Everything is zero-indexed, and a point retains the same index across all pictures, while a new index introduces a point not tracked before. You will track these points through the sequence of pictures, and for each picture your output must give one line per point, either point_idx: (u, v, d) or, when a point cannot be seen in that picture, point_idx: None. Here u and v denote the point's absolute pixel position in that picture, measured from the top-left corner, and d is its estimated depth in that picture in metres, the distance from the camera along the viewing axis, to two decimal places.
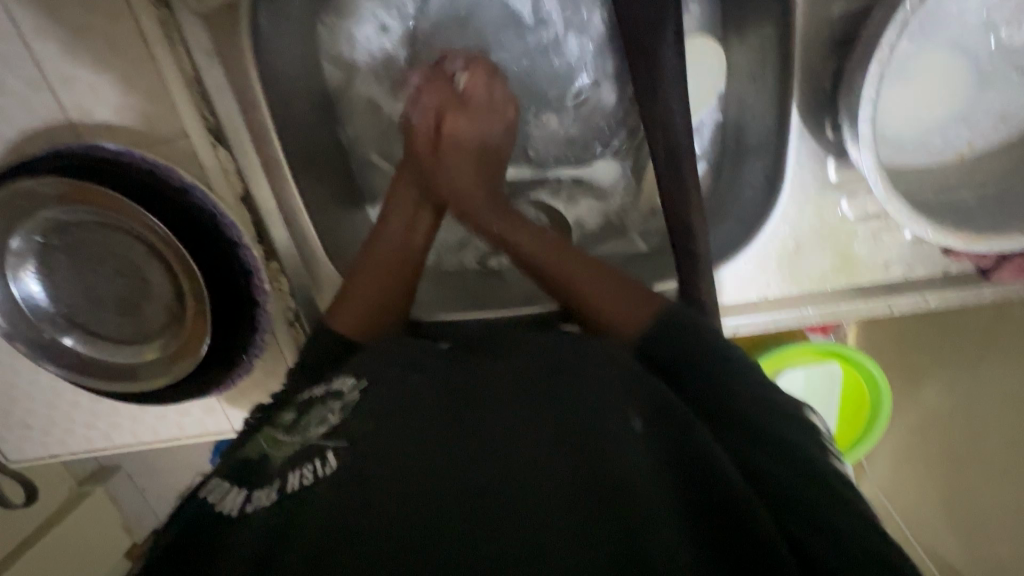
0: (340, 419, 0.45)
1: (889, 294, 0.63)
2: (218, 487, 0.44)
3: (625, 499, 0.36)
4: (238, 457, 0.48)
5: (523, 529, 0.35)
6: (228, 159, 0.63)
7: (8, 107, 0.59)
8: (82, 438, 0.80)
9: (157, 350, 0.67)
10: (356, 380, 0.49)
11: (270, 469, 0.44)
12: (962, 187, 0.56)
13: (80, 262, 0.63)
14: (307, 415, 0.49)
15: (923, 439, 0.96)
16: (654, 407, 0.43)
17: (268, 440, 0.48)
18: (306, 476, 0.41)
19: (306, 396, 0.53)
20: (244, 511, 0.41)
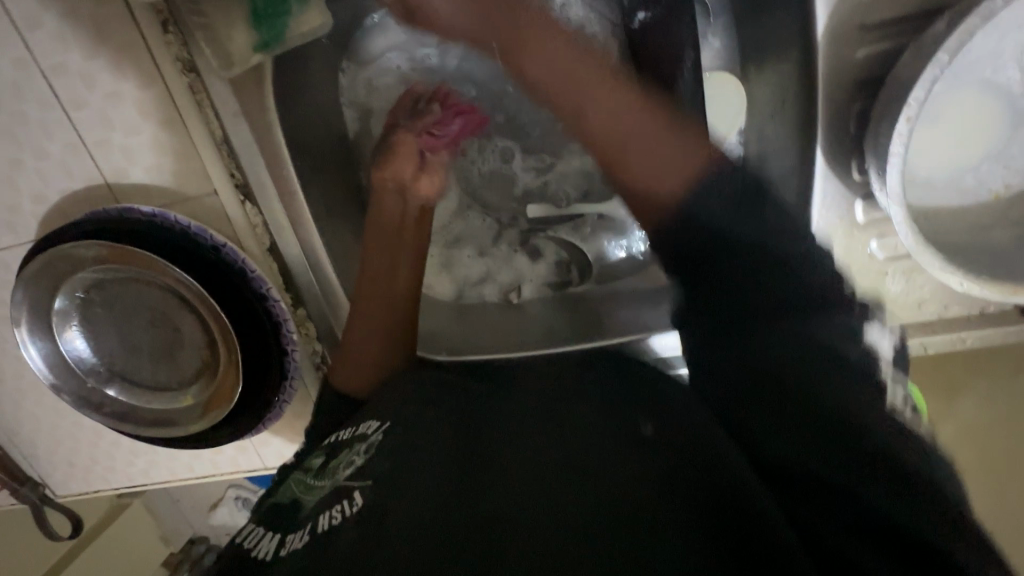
0: (366, 460, 0.46)
1: (924, 333, 0.61)
2: (252, 535, 0.44)
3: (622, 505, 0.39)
4: (268, 503, 0.48)
5: (533, 524, 0.37)
6: (256, 214, 0.64)
7: (50, 172, 0.62)
8: (123, 473, 0.84)
9: (191, 397, 0.69)
10: (381, 423, 0.50)
11: (302, 513, 0.44)
12: (998, 227, 0.54)
13: (118, 315, 0.66)
14: (334, 460, 0.49)
15: None
16: (670, 424, 0.48)
17: (297, 484, 0.48)
18: (335, 517, 0.41)
19: (333, 439, 0.53)
20: (277, 555, 0.40)
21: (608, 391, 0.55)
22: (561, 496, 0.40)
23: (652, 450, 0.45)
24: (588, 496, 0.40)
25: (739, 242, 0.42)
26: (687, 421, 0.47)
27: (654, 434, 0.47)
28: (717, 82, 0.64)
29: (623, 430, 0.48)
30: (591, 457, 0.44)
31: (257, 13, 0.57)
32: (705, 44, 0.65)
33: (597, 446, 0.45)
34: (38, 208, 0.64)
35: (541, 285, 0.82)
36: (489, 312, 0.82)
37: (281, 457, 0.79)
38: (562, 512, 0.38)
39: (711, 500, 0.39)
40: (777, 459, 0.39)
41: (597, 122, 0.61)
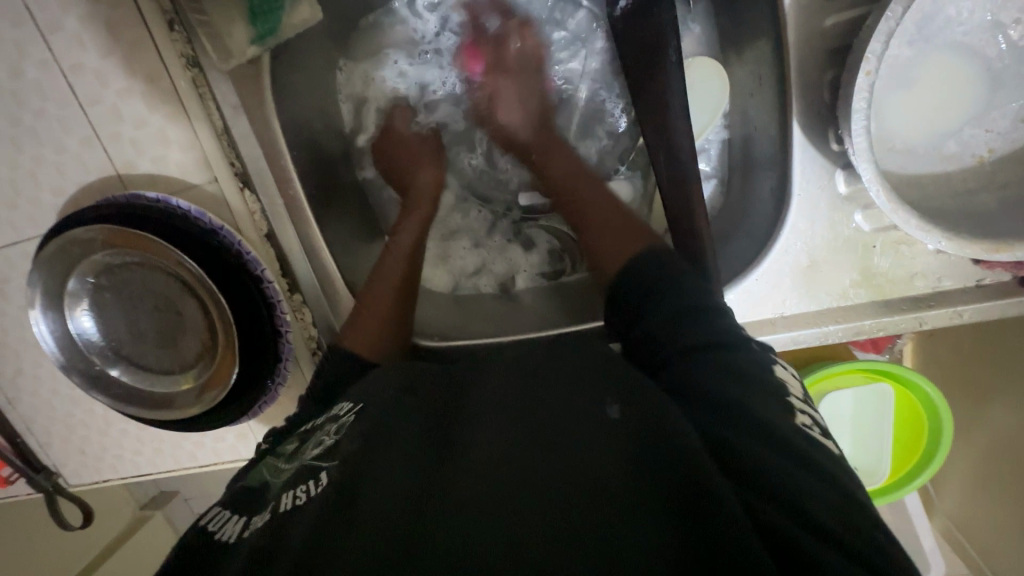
0: (333, 440, 0.48)
1: (918, 309, 0.59)
2: (217, 516, 0.45)
3: (585, 486, 0.37)
4: (238, 487, 0.49)
5: (489, 524, 0.36)
6: (255, 201, 0.67)
7: (67, 165, 0.67)
8: (131, 463, 0.86)
9: (191, 380, 0.71)
10: (351, 404, 0.52)
11: (269, 494, 0.46)
12: (984, 193, 0.53)
13: (125, 300, 0.69)
14: (304, 443, 0.51)
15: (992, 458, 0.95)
16: (636, 401, 0.44)
17: (269, 468, 0.50)
18: (299, 496, 0.43)
19: (305, 427, 0.55)
20: (239, 536, 0.41)
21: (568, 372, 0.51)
22: (510, 498, 0.37)
23: (614, 435, 0.41)
24: (540, 497, 0.37)
25: (685, 301, 0.52)
26: (654, 404, 0.43)
27: (620, 418, 0.42)
28: (699, 66, 0.66)
29: (583, 414, 0.44)
30: (555, 447, 0.41)
31: (253, 11, 0.62)
32: (685, 31, 0.68)
33: (553, 439, 0.42)
34: (56, 200, 0.69)
35: (536, 275, 0.84)
36: (484, 303, 0.82)
37: None
38: (510, 516, 0.36)
39: (671, 488, 0.36)
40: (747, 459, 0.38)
41: (564, 177, 0.76)
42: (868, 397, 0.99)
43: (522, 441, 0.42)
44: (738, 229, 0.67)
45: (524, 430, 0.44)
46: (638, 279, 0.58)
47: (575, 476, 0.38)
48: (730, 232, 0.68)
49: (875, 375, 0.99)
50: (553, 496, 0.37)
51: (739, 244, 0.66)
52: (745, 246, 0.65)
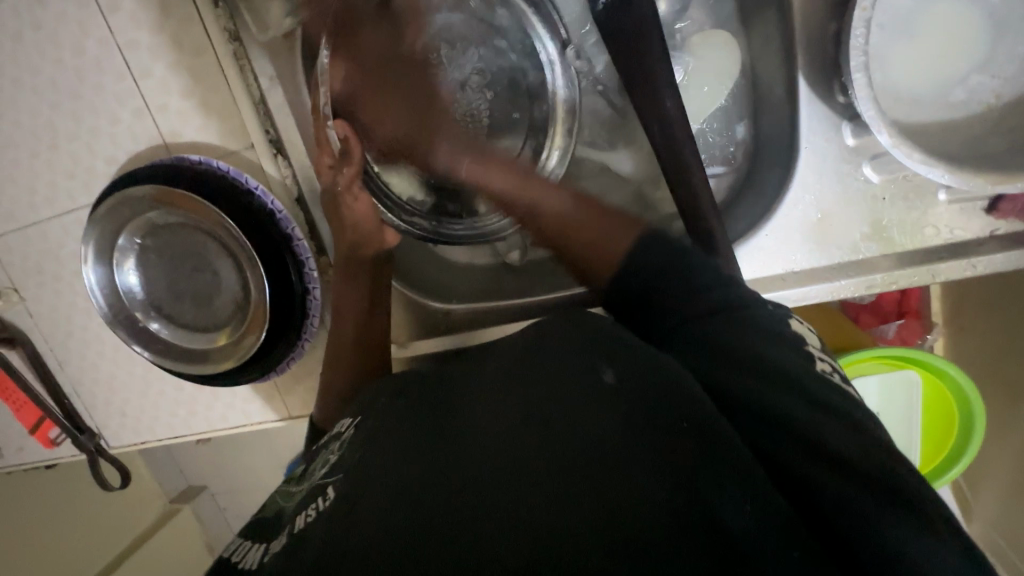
0: (337, 456, 0.50)
1: (931, 260, 0.60)
2: (237, 548, 0.47)
3: (596, 462, 0.37)
4: (254, 519, 0.51)
5: (508, 511, 0.36)
6: (286, 166, 0.72)
7: (120, 135, 0.73)
8: (166, 425, 0.90)
9: (225, 336, 0.75)
10: (351, 419, 0.55)
11: (283, 517, 0.47)
12: (993, 138, 0.53)
13: (168, 259, 0.75)
14: (313, 464, 0.54)
15: None
16: (630, 361, 0.43)
17: (281, 496, 0.52)
18: (310, 513, 0.43)
19: (316, 447, 0.58)
20: (258, 560, 0.43)
21: (559, 338, 0.49)
22: (525, 464, 0.38)
23: (614, 397, 0.41)
24: (553, 459, 0.38)
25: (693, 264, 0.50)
26: (651, 369, 0.42)
27: (617, 381, 0.42)
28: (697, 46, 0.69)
29: (574, 383, 0.43)
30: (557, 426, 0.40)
31: None
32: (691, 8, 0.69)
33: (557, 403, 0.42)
34: (108, 169, 0.75)
35: None
36: (497, 273, 0.84)
37: (307, 405, 0.85)
38: (533, 481, 0.37)
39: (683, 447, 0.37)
40: (754, 437, 0.39)
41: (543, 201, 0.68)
42: (897, 386, 0.95)
43: (524, 419, 0.42)
44: (749, 190, 0.68)
45: (518, 410, 0.43)
46: (643, 273, 0.51)
47: (582, 452, 0.38)
48: (740, 194, 0.69)
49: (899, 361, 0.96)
50: (567, 456, 0.38)
51: (749, 204, 0.67)
52: (754, 206, 0.66)
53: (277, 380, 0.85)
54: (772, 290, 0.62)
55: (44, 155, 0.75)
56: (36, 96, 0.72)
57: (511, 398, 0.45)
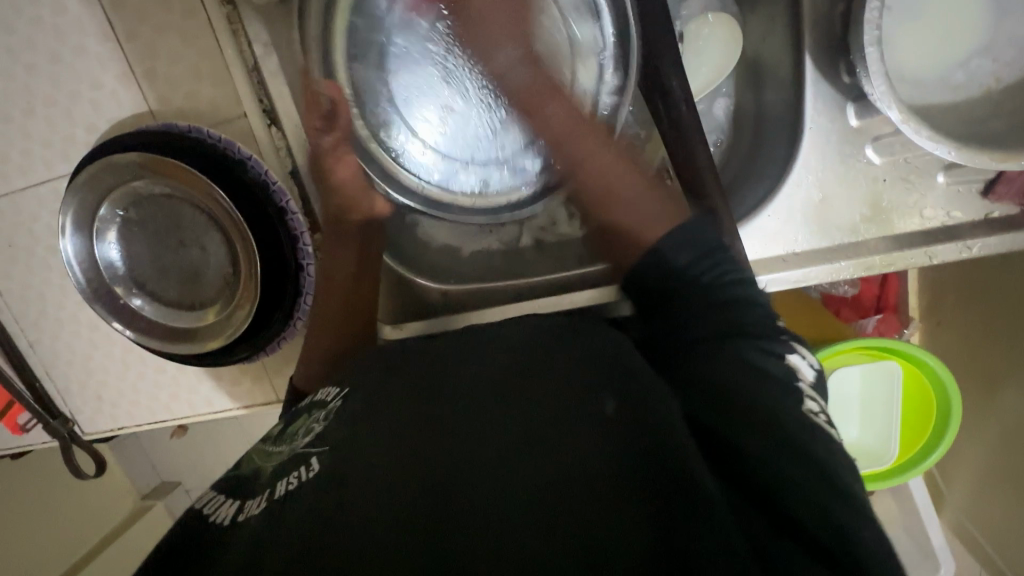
0: (324, 426, 0.48)
1: (929, 241, 0.61)
2: (212, 501, 0.46)
3: (578, 485, 0.37)
4: (230, 473, 0.49)
5: (483, 523, 0.36)
6: (280, 137, 0.69)
7: (102, 100, 0.69)
8: (147, 410, 0.86)
9: (212, 315, 0.72)
10: (338, 390, 0.53)
11: (262, 478, 0.45)
12: (993, 119, 0.54)
13: (152, 232, 0.71)
14: (294, 426, 0.52)
15: (1006, 435, 0.95)
16: (631, 391, 0.44)
17: (256, 453, 0.50)
18: (292, 481, 0.43)
19: (293, 410, 0.57)
20: (235, 520, 0.42)
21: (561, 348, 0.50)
22: (510, 481, 0.38)
23: (607, 423, 0.41)
24: (535, 475, 0.38)
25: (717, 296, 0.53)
26: (650, 394, 0.44)
27: (616, 410, 0.42)
28: (697, 27, 0.68)
29: (569, 400, 0.44)
30: (545, 445, 0.40)
31: None
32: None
33: (548, 420, 0.42)
34: (89, 137, 0.71)
35: (542, 231, 0.83)
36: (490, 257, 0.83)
37: None
38: (513, 495, 0.37)
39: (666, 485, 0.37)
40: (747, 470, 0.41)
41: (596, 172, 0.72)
42: (875, 374, 0.98)
43: (509, 430, 0.42)
44: (749, 174, 0.68)
45: (505, 419, 0.43)
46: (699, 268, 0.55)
47: (567, 476, 0.38)
48: (740, 178, 0.69)
49: (880, 352, 0.98)
50: (549, 478, 0.38)
51: (751, 187, 0.67)
52: (755, 188, 0.66)
53: (266, 361, 0.82)
54: (775, 270, 0.63)
55: (17, 122, 0.71)
56: (11, 57, 0.68)
57: (501, 405, 0.44)
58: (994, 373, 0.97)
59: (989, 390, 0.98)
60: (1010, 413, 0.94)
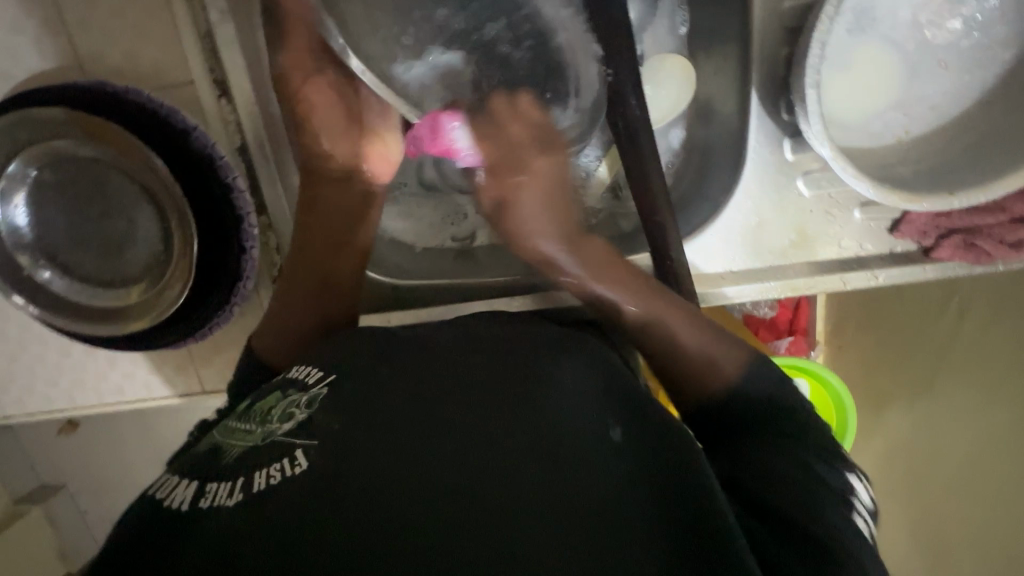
0: (307, 415, 0.45)
1: (844, 269, 0.68)
2: (167, 483, 0.42)
3: (600, 512, 0.39)
4: (188, 452, 0.46)
5: (501, 539, 0.36)
6: (231, 111, 0.66)
7: (19, 46, 0.62)
8: (42, 398, 0.77)
9: (138, 293, 0.66)
10: (322, 374, 0.50)
11: (227, 462, 0.42)
12: (901, 166, 0.62)
13: (68, 198, 0.64)
14: (266, 404, 0.49)
15: (889, 456, 1.06)
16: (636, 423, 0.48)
17: (222, 430, 0.48)
18: (273, 475, 0.40)
19: (263, 387, 0.53)
20: (196, 507, 0.39)
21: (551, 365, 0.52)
22: (529, 502, 0.38)
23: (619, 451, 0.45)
24: (553, 501, 0.39)
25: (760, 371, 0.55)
26: (659, 427, 0.48)
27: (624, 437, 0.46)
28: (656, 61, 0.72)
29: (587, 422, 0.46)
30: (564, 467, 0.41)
31: None
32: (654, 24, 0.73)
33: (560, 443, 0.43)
34: None
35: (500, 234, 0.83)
36: (445, 257, 0.82)
37: (225, 378, 0.77)
38: (530, 514, 0.38)
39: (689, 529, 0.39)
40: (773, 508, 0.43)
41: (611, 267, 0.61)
42: None
43: (522, 446, 0.42)
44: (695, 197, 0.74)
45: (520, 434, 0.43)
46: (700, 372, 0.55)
47: (592, 504, 0.39)
48: (688, 200, 0.74)
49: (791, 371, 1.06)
50: (573, 504, 0.39)
51: (696, 208, 0.72)
52: (700, 208, 0.71)
53: (191, 349, 0.76)
54: (711, 286, 0.68)
55: None
56: None
57: (509, 420, 0.45)
58: (883, 395, 1.09)
59: (879, 409, 1.11)
60: (893, 430, 1.06)
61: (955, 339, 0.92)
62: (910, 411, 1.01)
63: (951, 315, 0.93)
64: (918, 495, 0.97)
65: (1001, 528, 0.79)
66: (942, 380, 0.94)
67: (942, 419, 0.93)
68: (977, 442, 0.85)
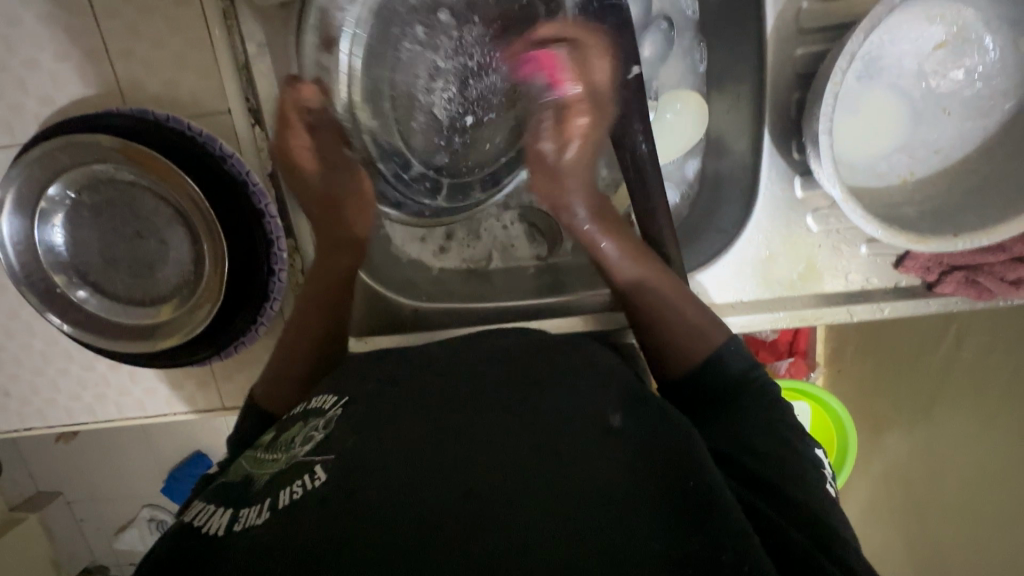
0: (325, 434, 0.49)
1: (851, 302, 0.70)
2: (200, 513, 0.44)
3: (609, 497, 0.41)
4: (219, 483, 0.49)
5: (515, 527, 0.38)
6: (264, 138, 0.69)
7: (64, 74, 0.64)
8: (64, 410, 0.79)
9: (167, 311, 0.68)
10: (336, 398, 0.54)
11: (255, 488, 0.45)
12: (907, 206, 0.65)
13: (104, 220, 0.66)
14: (288, 434, 0.52)
15: (890, 481, 1.08)
16: (634, 412, 0.50)
17: (247, 461, 0.50)
18: (297, 490, 0.43)
19: (285, 419, 0.56)
20: (231, 529, 0.41)
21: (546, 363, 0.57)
22: (540, 493, 0.41)
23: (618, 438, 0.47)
24: (560, 487, 0.41)
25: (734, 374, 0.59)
26: (654, 417, 0.50)
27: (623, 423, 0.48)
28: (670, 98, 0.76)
29: (588, 413, 0.49)
30: (570, 460, 0.44)
31: None
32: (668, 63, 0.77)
33: (562, 436, 0.46)
34: (41, 110, 0.66)
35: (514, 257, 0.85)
36: (462, 280, 0.84)
37: (244, 395, 0.78)
38: (542, 500, 0.40)
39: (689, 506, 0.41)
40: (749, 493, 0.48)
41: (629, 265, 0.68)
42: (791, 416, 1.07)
43: (531, 443, 0.45)
44: (705, 228, 0.77)
45: (527, 433, 0.46)
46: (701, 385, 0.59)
47: (598, 489, 0.41)
48: (694, 232, 0.78)
49: (793, 395, 1.08)
50: (581, 491, 0.41)
51: (706, 239, 0.75)
52: (712, 240, 0.74)
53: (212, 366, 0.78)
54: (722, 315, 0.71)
55: None
56: None
57: (516, 419, 0.48)
58: (881, 417, 1.12)
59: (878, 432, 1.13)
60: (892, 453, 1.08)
61: (951, 364, 0.95)
62: (908, 436, 1.03)
63: (949, 343, 0.95)
64: (919, 517, 0.99)
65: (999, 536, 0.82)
66: (940, 407, 0.96)
67: (942, 440, 0.95)
68: (975, 461, 0.87)
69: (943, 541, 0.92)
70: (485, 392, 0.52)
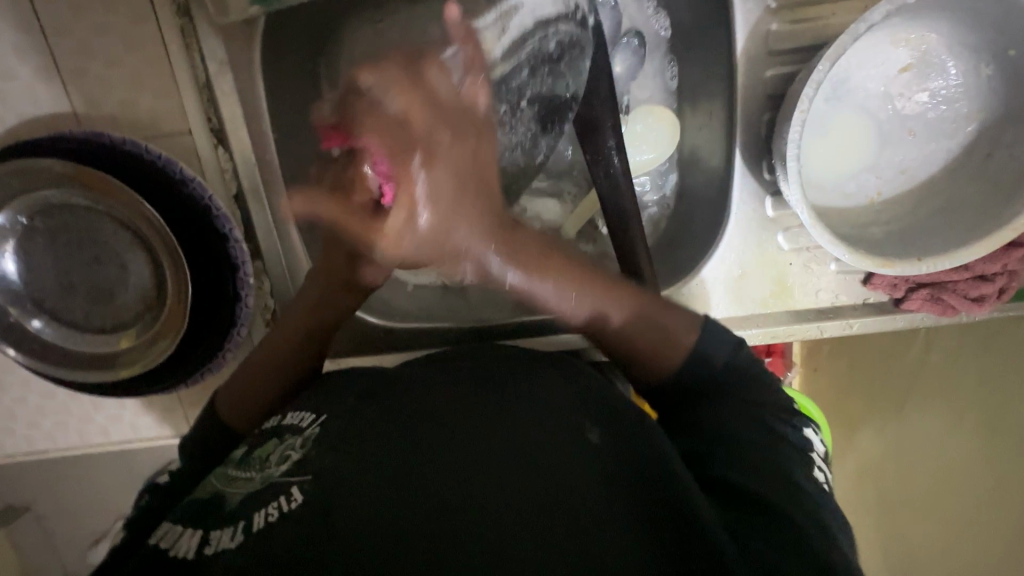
0: (302, 454, 0.47)
1: (821, 318, 0.72)
2: (167, 534, 0.42)
3: (585, 514, 0.40)
4: (187, 500, 0.47)
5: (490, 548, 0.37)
6: (228, 159, 0.66)
7: (13, 93, 0.61)
8: (23, 439, 0.76)
9: (130, 339, 0.66)
10: (314, 417, 0.52)
11: (227, 508, 0.43)
12: (874, 226, 0.66)
13: (60, 245, 0.64)
14: (263, 450, 0.50)
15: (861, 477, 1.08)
16: (613, 425, 0.49)
17: (218, 478, 0.49)
18: (272, 512, 0.40)
19: (260, 432, 0.55)
20: (200, 553, 0.39)
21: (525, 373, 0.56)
22: (517, 510, 0.40)
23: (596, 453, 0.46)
24: (535, 503, 0.40)
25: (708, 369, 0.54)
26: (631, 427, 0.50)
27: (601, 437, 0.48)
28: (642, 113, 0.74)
29: (566, 426, 0.48)
30: (547, 473, 0.43)
31: None
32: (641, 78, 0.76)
33: (538, 450, 0.45)
34: None
35: None
36: (437, 297, 0.83)
37: None
38: (518, 519, 0.39)
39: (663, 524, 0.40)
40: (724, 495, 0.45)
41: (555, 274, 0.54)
42: None
43: (507, 458, 0.44)
44: (681, 244, 0.76)
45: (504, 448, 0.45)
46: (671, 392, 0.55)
47: (572, 506, 0.40)
48: (670, 248, 0.77)
49: None
50: (555, 510, 0.40)
51: (681, 255, 0.75)
52: (686, 257, 0.75)
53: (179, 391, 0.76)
54: None
55: None
56: None
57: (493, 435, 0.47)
58: (853, 414, 1.12)
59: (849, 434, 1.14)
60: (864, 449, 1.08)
61: (922, 366, 0.96)
62: (881, 435, 1.04)
63: (919, 349, 0.97)
64: (891, 514, 0.99)
65: (998, 527, 0.79)
66: (910, 406, 0.97)
67: (913, 438, 0.96)
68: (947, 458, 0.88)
69: (914, 535, 0.93)
70: (462, 407, 0.50)
